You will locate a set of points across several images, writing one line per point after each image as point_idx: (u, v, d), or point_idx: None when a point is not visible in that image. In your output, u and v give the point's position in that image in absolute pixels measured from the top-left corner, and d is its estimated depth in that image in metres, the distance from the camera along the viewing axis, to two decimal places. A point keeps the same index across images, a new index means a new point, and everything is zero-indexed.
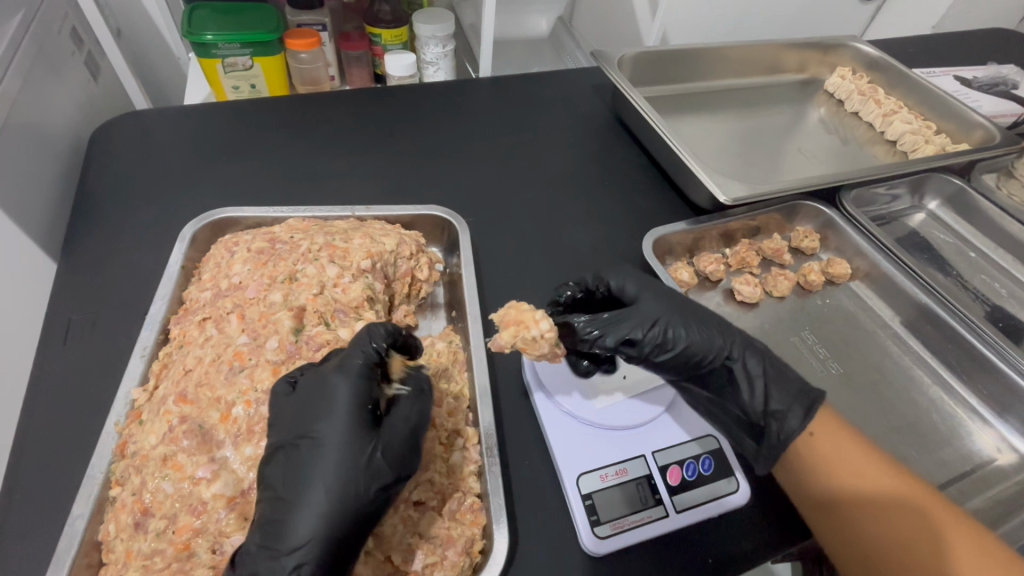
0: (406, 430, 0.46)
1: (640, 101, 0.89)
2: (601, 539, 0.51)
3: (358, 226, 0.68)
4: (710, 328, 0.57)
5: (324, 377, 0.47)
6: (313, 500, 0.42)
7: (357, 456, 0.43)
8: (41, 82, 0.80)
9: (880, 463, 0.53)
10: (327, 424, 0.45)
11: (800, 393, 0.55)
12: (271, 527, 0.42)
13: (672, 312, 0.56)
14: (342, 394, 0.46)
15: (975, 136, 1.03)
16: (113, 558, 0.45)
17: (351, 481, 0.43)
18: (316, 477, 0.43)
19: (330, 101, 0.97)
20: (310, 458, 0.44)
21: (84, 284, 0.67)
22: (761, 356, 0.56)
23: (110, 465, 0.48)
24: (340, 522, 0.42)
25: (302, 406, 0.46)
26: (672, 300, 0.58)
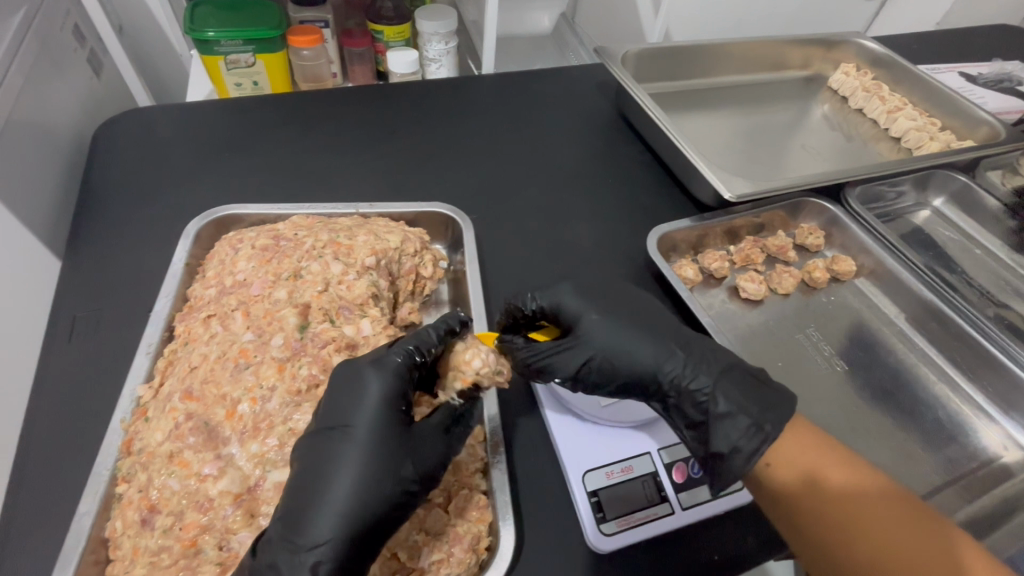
0: (439, 440, 0.48)
1: (644, 98, 0.89)
2: (607, 536, 0.51)
3: (362, 224, 0.68)
4: (646, 354, 0.55)
5: (360, 371, 0.48)
6: (339, 496, 0.43)
7: (392, 454, 0.45)
8: (44, 79, 0.80)
9: (857, 468, 0.50)
10: (360, 419, 0.46)
11: (748, 426, 0.49)
12: (289, 520, 0.42)
13: (601, 344, 0.56)
14: (378, 391, 0.47)
15: (980, 132, 1.03)
16: (119, 555, 0.45)
17: (379, 478, 0.44)
18: (342, 473, 0.44)
19: (333, 98, 0.97)
20: (340, 452, 0.45)
21: (89, 282, 0.67)
22: (702, 383, 0.52)
23: (116, 462, 0.48)
24: (361, 519, 0.42)
25: (334, 401, 0.47)
26: (607, 325, 0.57)
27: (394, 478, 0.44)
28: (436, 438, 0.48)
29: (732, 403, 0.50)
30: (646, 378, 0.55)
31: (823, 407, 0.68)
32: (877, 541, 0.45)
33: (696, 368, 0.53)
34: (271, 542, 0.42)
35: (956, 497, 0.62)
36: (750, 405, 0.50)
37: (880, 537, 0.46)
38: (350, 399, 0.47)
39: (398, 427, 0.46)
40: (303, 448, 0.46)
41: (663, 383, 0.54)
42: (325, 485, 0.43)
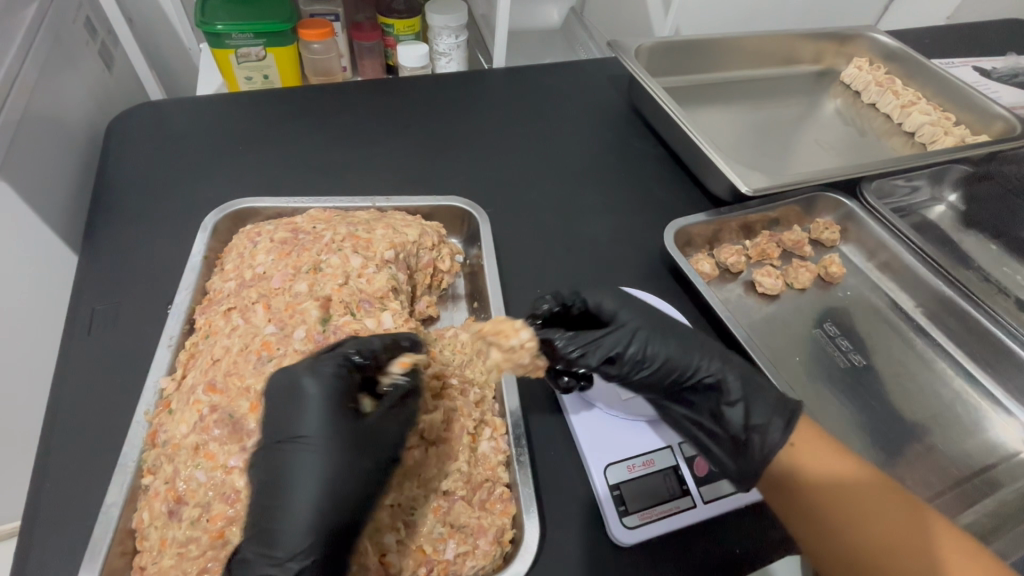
0: (396, 430, 0.47)
1: (659, 92, 0.88)
2: (629, 529, 0.51)
3: (379, 217, 0.68)
4: (691, 342, 0.57)
5: (296, 378, 0.46)
6: (299, 507, 0.42)
7: (350, 456, 0.44)
8: (58, 72, 0.80)
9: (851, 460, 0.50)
10: (307, 426, 0.44)
11: (782, 407, 0.53)
12: (259, 517, 0.43)
13: (649, 329, 0.57)
14: (320, 394, 0.45)
15: (996, 127, 1.02)
16: (147, 546, 0.45)
17: (343, 481, 0.43)
18: (303, 481, 0.42)
19: (345, 92, 0.96)
20: (293, 463, 0.43)
21: (107, 275, 0.67)
22: (739, 368, 0.56)
23: (141, 454, 0.48)
24: (332, 523, 0.42)
25: (276, 411, 0.46)
26: (652, 314, 0.58)
27: (357, 480, 0.43)
28: (394, 427, 0.47)
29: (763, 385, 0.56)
30: (689, 365, 0.56)
31: (843, 401, 0.68)
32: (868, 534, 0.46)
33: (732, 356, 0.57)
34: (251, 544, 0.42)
35: (974, 491, 0.62)
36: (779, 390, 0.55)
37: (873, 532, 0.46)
38: (293, 406, 0.45)
39: (348, 427, 0.45)
40: (259, 458, 0.45)
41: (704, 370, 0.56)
42: (286, 495, 0.42)
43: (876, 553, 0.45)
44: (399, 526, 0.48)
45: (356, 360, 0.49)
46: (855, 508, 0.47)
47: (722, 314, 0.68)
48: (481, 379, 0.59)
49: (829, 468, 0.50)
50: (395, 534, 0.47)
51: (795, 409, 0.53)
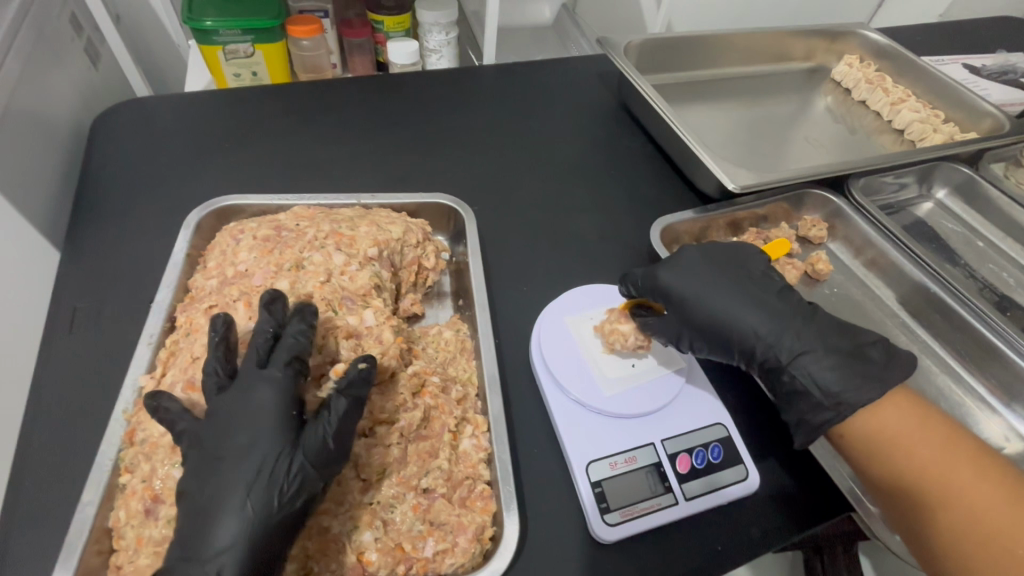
0: (319, 441, 0.44)
1: (648, 89, 0.88)
2: (610, 526, 0.51)
3: (364, 214, 0.68)
4: (757, 321, 0.56)
5: (251, 388, 0.46)
6: (232, 510, 0.42)
7: (275, 466, 0.43)
8: (41, 67, 0.79)
9: (937, 437, 0.49)
10: (241, 439, 0.44)
11: (839, 389, 0.51)
12: (193, 527, 0.42)
13: (708, 299, 0.57)
14: (254, 407, 0.45)
15: (984, 125, 1.02)
16: (124, 544, 0.45)
17: (266, 492, 0.42)
18: (238, 485, 0.43)
19: (334, 88, 0.96)
20: (230, 468, 0.43)
21: (91, 272, 0.67)
22: (805, 339, 0.54)
23: (118, 452, 0.48)
24: (259, 527, 0.42)
25: (214, 422, 0.45)
26: (715, 287, 0.58)
27: (274, 491, 0.43)
28: (327, 428, 0.45)
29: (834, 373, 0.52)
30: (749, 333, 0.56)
31: None
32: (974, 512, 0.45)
33: (802, 325, 0.55)
34: (185, 546, 0.42)
35: None
36: (844, 365, 0.52)
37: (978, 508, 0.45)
38: (226, 420, 0.45)
39: (291, 442, 0.44)
40: (190, 468, 0.45)
41: (764, 339, 0.55)
42: (217, 501, 0.42)
43: (988, 530, 0.45)
44: (376, 523, 0.48)
45: (281, 361, 0.47)
46: (954, 485, 0.47)
47: None
48: (463, 377, 0.60)
49: (936, 450, 0.48)
50: (373, 532, 0.47)
51: (848, 401, 0.51)
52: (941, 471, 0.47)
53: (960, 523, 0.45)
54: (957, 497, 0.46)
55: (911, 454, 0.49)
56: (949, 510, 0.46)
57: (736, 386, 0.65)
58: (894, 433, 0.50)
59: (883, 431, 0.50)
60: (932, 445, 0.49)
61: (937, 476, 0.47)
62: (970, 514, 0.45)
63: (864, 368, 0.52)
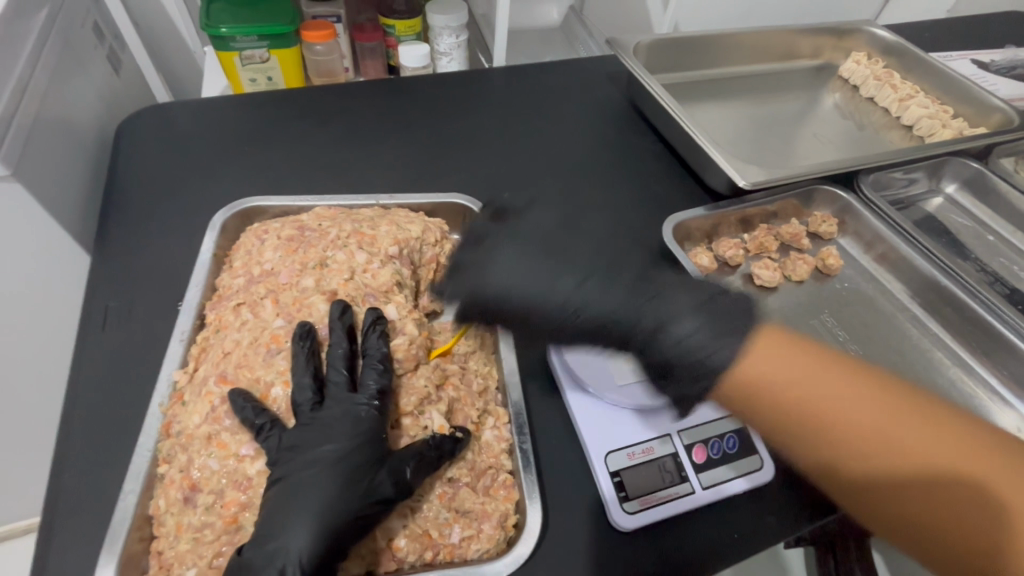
0: (402, 465, 0.48)
1: (659, 89, 0.89)
2: (629, 514, 0.52)
3: (384, 214, 0.69)
4: (606, 306, 0.64)
5: (337, 405, 0.50)
6: (305, 512, 0.44)
7: (362, 476, 0.46)
8: (68, 76, 0.82)
9: (853, 391, 0.50)
10: (338, 447, 0.48)
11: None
12: (267, 525, 0.44)
13: (546, 294, 0.65)
14: (347, 418, 0.49)
15: (993, 119, 1.03)
16: (164, 531, 0.47)
17: (347, 495, 0.46)
18: (314, 489, 0.46)
19: (349, 92, 0.98)
20: (309, 474, 0.46)
21: (118, 274, 0.68)
22: (665, 310, 0.63)
23: (156, 444, 0.50)
24: (334, 526, 0.44)
25: (299, 431, 0.49)
26: (547, 280, 0.67)
27: (358, 495, 0.46)
28: (407, 458, 0.48)
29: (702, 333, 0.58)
30: (619, 327, 0.62)
31: None
32: (898, 463, 0.46)
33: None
34: (257, 539, 0.44)
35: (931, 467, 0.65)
36: (700, 326, 0.59)
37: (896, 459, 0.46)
38: (321, 428, 0.49)
39: (370, 456, 0.48)
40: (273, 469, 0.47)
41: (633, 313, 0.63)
42: (292, 503, 0.45)
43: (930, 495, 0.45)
44: (405, 510, 0.50)
45: (371, 385, 0.51)
46: (860, 446, 0.47)
47: None
48: (483, 371, 0.62)
49: (861, 406, 0.49)
50: (401, 519, 0.49)
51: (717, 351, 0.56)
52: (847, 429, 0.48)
53: (912, 492, 0.45)
54: (896, 450, 0.46)
55: (826, 411, 0.49)
56: (867, 476, 0.47)
57: None
58: (802, 391, 0.50)
59: (777, 381, 0.51)
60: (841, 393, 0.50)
61: (831, 420, 0.49)
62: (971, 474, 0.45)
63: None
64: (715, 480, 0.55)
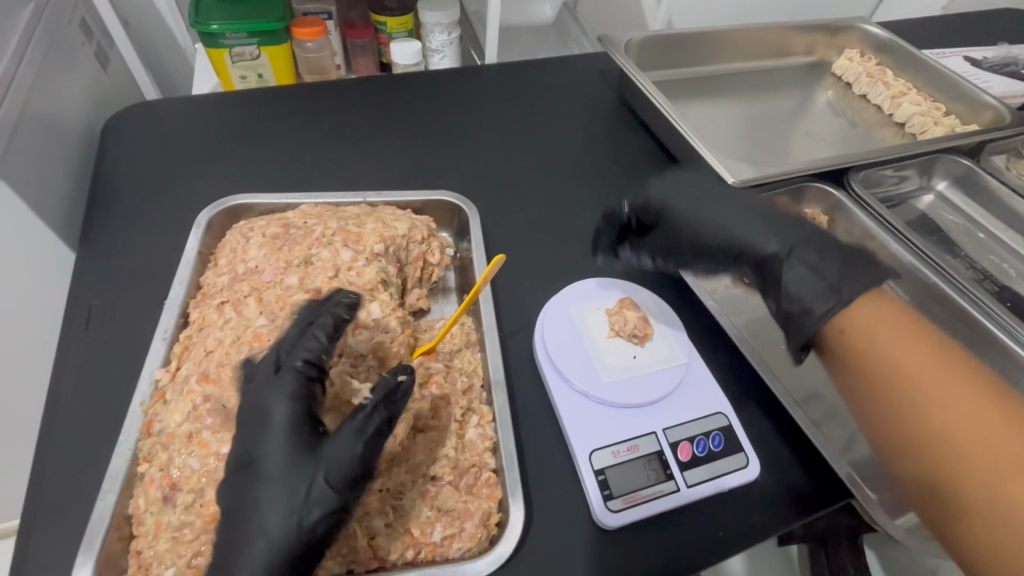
0: (342, 458, 0.43)
1: (649, 87, 0.89)
2: (613, 513, 0.52)
3: (370, 212, 0.69)
4: (774, 227, 0.62)
5: (260, 399, 0.46)
6: (257, 529, 0.41)
7: (299, 473, 0.42)
8: (53, 73, 0.81)
9: (913, 355, 0.50)
10: (268, 447, 0.44)
11: (792, 310, 0.56)
12: (229, 543, 0.42)
13: (716, 223, 0.65)
14: (275, 409, 0.45)
15: (985, 116, 1.02)
16: (144, 530, 0.46)
17: (288, 503, 0.42)
18: (262, 501, 0.42)
19: (339, 89, 0.97)
20: (253, 489, 0.43)
21: (104, 272, 0.68)
22: (824, 250, 0.57)
23: (137, 443, 0.50)
24: (284, 541, 0.41)
25: (242, 435, 0.45)
26: (739, 211, 0.65)
27: (297, 504, 0.42)
28: (348, 450, 0.43)
29: (809, 259, 0.57)
30: (720, 250, 0.64)
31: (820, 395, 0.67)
32: (948, 427, 0.46)
33: (788, 245, 0.59)
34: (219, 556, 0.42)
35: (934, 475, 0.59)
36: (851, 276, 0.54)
37: (931, 414, 0.47)
38: (253, 427, 0.45)
39: (302, 458, 0.43)
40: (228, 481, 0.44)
41: (737, 240, 0.63)
42: (246, 521, 0.42)
43: (942, 444, 0.46)
44: (386, 510, 0.49)
45: (295, 364, 0.47)
46: (921, 403, 0.48)
47: (707, 303, 0.69)
48: (469, 369, 0.61)
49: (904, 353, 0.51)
50: (382, 518, 0.49)
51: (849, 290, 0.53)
52: (908, 393, 0.49)
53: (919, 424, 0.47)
54: (935, 413, 0.47)
55: (881, 370, 0.50)
56: (923, 434, 0.47)
57: (739, 378, 0.65)
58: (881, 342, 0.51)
59: None
60: (905, 351, 0.50)
61: (909, 393, 0.48)
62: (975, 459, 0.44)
63: (813, 287, 0.55)
64: (702, 478, 0.55)
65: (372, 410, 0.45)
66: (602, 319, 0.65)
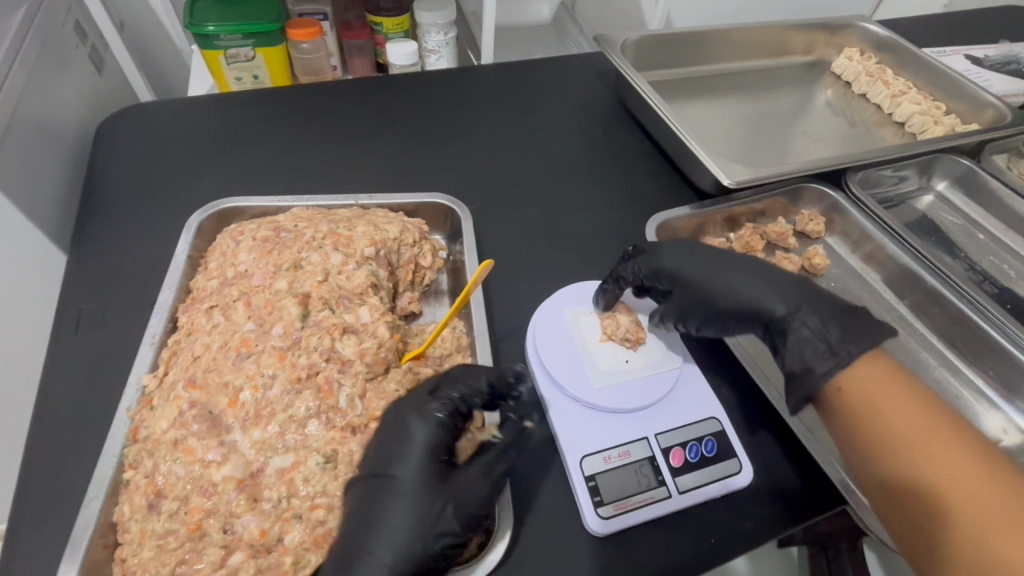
0: (477, 497, 0.48)
1: (645, 87, 0.88)
2: (603, 519, 0.52)
3: (361, 214, 0.69)
4: (771, 287, 0.60)
5: (404, 418, 0.49)
6: (388, 543, 0.45)
7: (441, 504, 0.47)
8: (46, 76, 0.81)
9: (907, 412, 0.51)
10: (407, 468, 0.48)
11: (793, 368, 0.57)
12: (351, 548, 0.45)
13: (721, 283, 0.61)
14: (418, 436, 0.49)
15: (985, 116, 1.01)
16: (128, 538, 0.46)
17: (424, 523, 0.46)
18: (393, 518, 0.46)
19: (334, 90, 0.97)
20: (387, 503, 0.46)
21: (95, 276, 0.68)
22: (824, 311, 0.58)
23: (122, 449, 0.50)
24: (411, 553, 0.45)
25: (380, 449, 0.49)
26: (731, 269, 0.62)
27: (433, 525, 0.46)
28: (481, 488, 0.48)
29: (817, 322, 0.57)
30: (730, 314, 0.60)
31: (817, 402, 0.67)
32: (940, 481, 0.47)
33: (790, 304, 0.58)
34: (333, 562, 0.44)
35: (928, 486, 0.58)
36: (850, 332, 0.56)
37: (922, 465, 0.48)
38: (389, 446, 0.49)
39: (441, 487, 0.48)
40: (357, 490, 0.47)
41: (745, 303, 0.60)
42: (376, 534, 0.45)
43: (933, 494, 0.47)
44: None
45: (446, 399, 0.51)
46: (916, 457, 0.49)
47: None
48: None
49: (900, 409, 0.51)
50: None
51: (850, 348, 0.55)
52: (904, 448, 0.49)
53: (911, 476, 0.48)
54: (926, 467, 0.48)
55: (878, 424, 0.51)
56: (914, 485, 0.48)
57: (732, 382, 0.65)
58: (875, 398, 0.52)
59: None
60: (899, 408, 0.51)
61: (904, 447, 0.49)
62: (961, 509, 0.46)
63: (813, 348, 0.56)
64: (695, 483, 0.54)
65: (506, 457, 0.51)
66: (595, 323, 0.64)
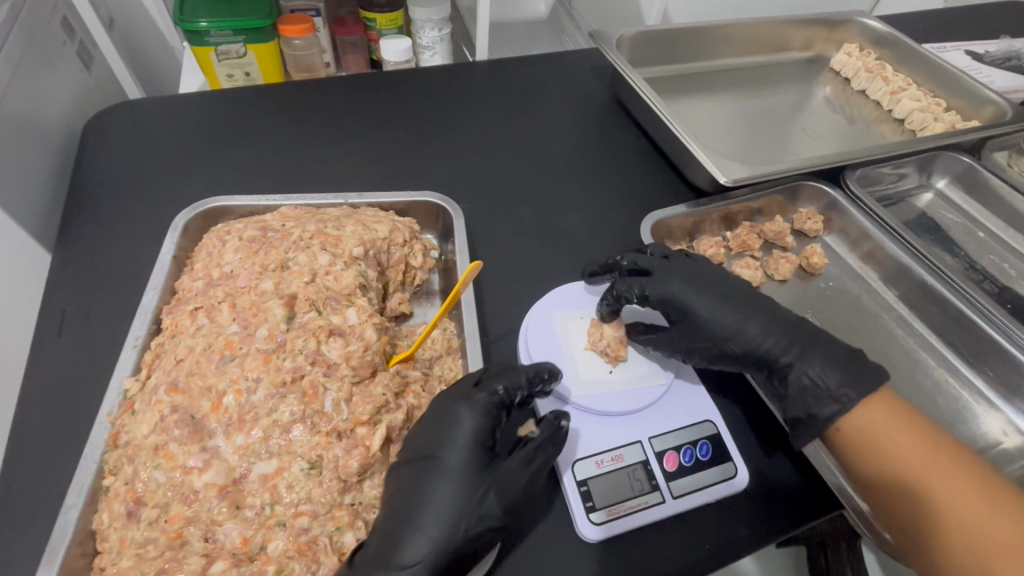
0: (516, 486, 0.48)
1: (641, 84, 0.87)
2: (596, 525, 0.51)
3: (351, 214, 0.68)
4: (774, 327, 0.60)
5: (452, 405, 0.50)
6: (429, 523, 0.46)
7: (484, 487, 0.48)
8: (33, 73, 0.80)
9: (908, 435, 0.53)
10: (453, 451, 0.49)
11: (797, 415, 0.57)
12: (392, 525, 0.46)
13: (722, 319, 0.60)
14: (466, 422, 0.50)
15: (986, 112, 1.00)
16: (107, 547, 0.45)
17: (465, 508, 0.46)
18: (435, 501, 0.46)
19: (325, 87, 0.96)
20: (431, 484, 0.47)
21: (80, 277, 0.67)
22: (824, 356, 0.58)
23: (102, 455, 0.48)
24: (449, 534, 0.45)
25: (428, 432, 0.50)
26: (734, 305, 0.61)
27: (472, 510, 0.46)
28: (521, 477, 0.49)
29: (816, 369, 0.57)
30: (728, 351, 0.59)
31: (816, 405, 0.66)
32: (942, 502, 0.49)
33: (795, 351, 0.58)
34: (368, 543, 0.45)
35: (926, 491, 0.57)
36: (850, 379, 0.56)
37: (924, 487, 0.50)
38: (438, 430, 0.50)
39: (484, 472, 0.49)
40: (405, 468, 0.49)
41: (743, 343, 0.59)
42: (416, 513, 0.46)
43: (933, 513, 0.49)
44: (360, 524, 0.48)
45: (493, 389, 0.51)
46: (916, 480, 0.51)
47: None
48: (449, 376, 0.60)
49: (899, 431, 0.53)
50: (354, 533, 0.47)
51: (849, 395, 0.55)
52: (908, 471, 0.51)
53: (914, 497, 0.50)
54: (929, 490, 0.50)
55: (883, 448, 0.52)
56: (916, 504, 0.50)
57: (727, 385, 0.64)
58: (879, 423, 0.53)
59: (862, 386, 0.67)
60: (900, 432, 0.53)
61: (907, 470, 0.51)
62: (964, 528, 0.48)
63: (814, 395, 0.56)
64: (689, 487, 0.53)
65: (546, 453, 0.50)
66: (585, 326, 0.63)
